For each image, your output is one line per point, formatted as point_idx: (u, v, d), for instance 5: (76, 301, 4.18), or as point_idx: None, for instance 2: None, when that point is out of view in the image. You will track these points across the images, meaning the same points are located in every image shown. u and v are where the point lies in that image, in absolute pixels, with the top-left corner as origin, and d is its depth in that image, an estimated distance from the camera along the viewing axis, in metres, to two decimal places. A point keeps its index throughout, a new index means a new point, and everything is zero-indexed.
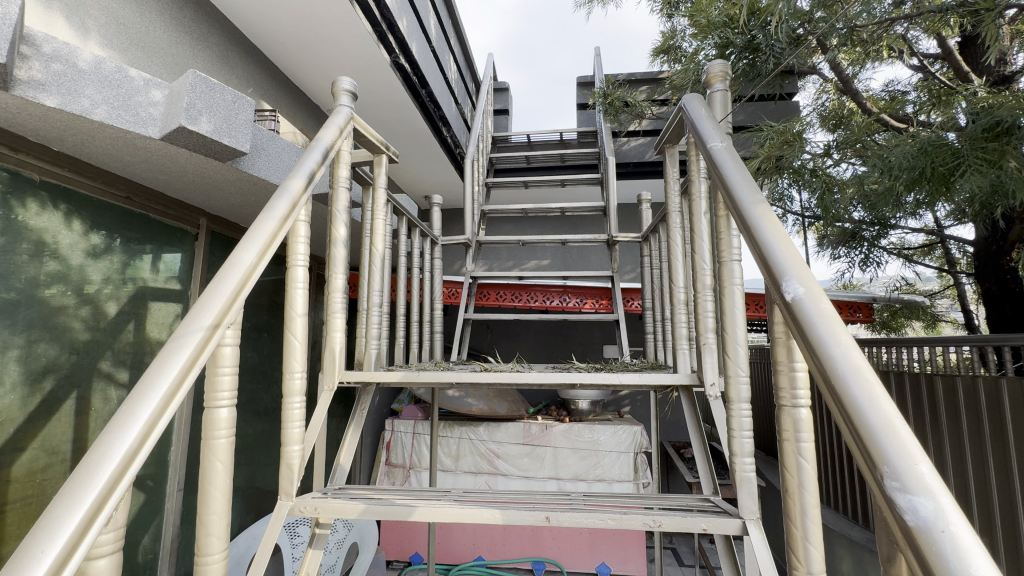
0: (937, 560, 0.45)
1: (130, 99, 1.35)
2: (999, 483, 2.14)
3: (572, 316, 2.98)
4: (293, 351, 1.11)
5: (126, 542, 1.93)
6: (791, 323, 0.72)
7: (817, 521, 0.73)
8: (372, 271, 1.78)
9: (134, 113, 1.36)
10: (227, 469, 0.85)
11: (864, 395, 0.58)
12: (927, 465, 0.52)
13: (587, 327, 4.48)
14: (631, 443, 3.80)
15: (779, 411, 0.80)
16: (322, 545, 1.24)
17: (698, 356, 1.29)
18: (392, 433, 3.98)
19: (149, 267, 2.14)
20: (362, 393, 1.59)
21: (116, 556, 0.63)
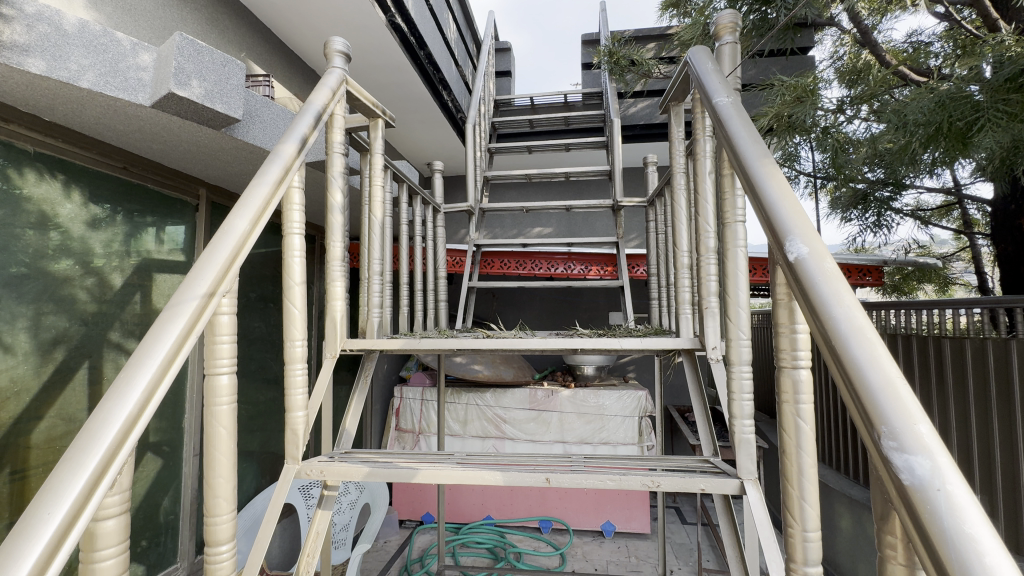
0: (932, 519, 0.45)
1: (117, 64, 1.31)
2: (1001, 441, 2.17)
3: (576, 283, 2.96)
4: (292, 319, 1.11)
5: (146, 503, 2.02)
6: (793, 283, 0.70)
7: (813, 480, 0.74)
8: (372, 239, 1.76)
9: (122, 79, 1.33)
10: (231, 435, 0.86)
11: (864, 355, 0.57)
12: (926, 424, 0.51)
13: (592, 294, 4.48)
14: (636, 407, 3.85)
15: (778, 373, 0.79)
16: (331, 506, 1.28)
17: (701, 320, 1.27)
18: (400, 399, 4.05)
19: (153, 239, 2.14)
20: (365, 361, 1.60)
21: (124, 517, 0.65)
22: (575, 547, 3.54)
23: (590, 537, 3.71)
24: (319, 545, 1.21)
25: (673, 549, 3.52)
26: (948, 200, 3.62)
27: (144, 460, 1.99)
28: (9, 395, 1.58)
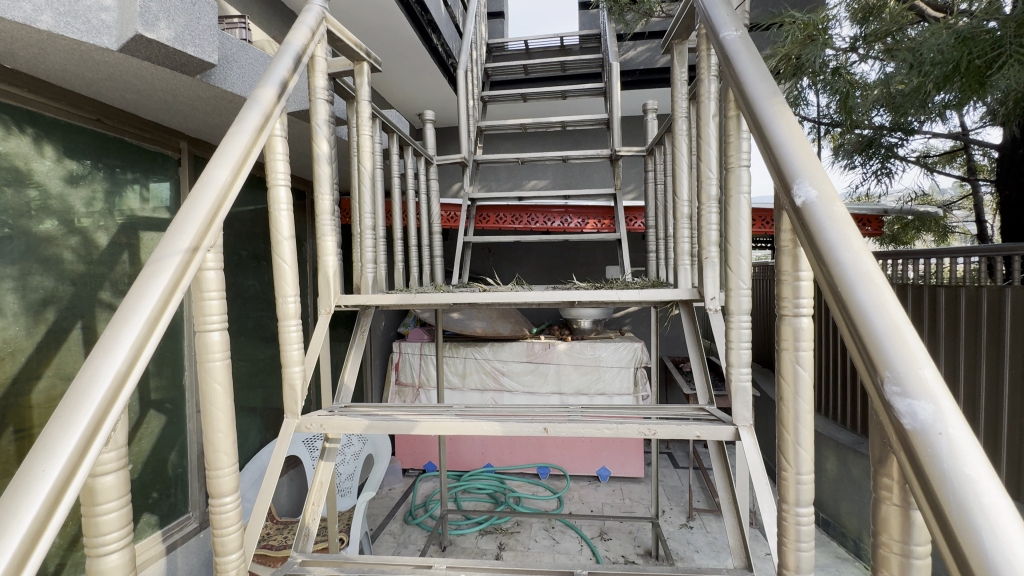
0: (932, 462, 0.45)
1: (77, 4, 1.21)
2: (987, 386, 2.23)
3: (573, 237, 2.92)
4: (283, 274, 1.08)
5: (154, 457, 2.07)
6: (799, 229, 0.68)
7: (809, 425, 0.75)
8: (362, 192, 1.71)
9: (84, 21, 1.23)
10: (227, 391, 0.86)
11: (871, 300, 0.55)
12: (930, 369, 0.50)
13: (589, 247, 4.44)
14: (632, 358, 3.92)
15: (779, 322, 0.78)
16: (333, 457, 1.30)
17: (700, 270, 1.25)
18: (399, 354, 4.10)
19: (136, 196, 2.07)
20: (361, 317, 1.59)
21: (123, 472, 0.65)
22: (571, 491, 3.70)
23: (586, 482, 3.87)
24: (322, 495, 1.24)
25: (665, 491, 3.68)
26: (954, 145, 3.53)
27: (148, 417, 2.03)
28: (4, 356, 1.58)
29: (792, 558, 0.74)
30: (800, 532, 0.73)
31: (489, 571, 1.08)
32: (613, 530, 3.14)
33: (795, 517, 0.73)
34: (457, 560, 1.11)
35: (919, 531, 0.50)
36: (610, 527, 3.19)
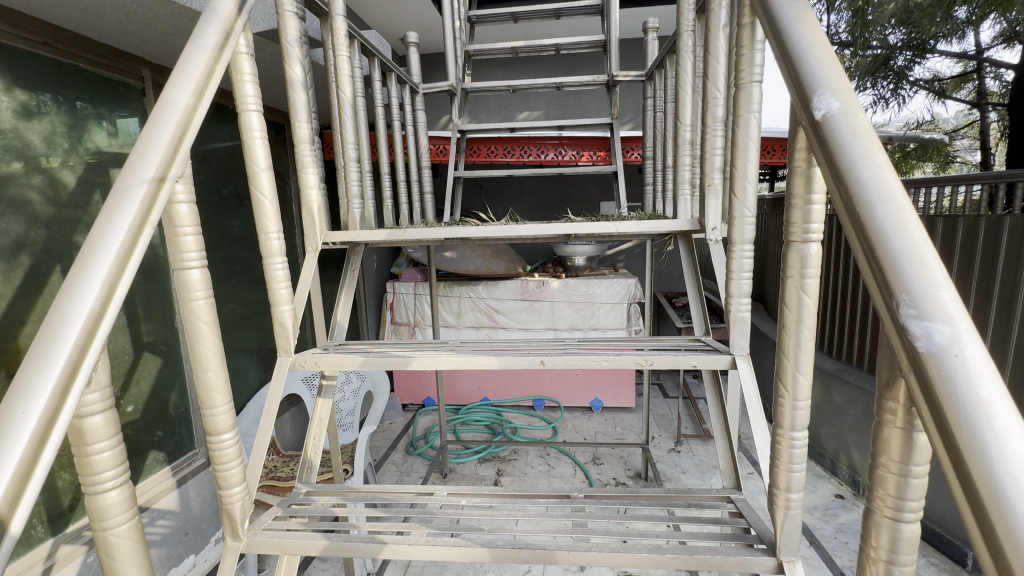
0: (944, 385, 0.43)
1: None
2: (973, 313, 2.28)
3: (568, 171, 2.82)
4: (263, 209, 1.02)
5: (154, 398, 2.09)
6: (816, 145, 0.63)
7: (810, 353, 0.74)
8: (344, 123, 1.59)
9: None
10: (214, 330, 0.83)
11: (891, 220, 0.51)
12: (949, 290, 0.47)
13: (584, 182, 4.33)
14: (625, 294, 3.94)
15: (786, 249, 0.74)
16: (331, 394, 1.31)
17: (701, 199, 1.20)
18: (393, 294, 4.09)
19: (100, 130, 1.93)
20: (351, 255, 1.54)
21: (110, 413, 0.63)
22: (565, 422, 3.85)
23: (580, 412, 4.02)
24: (323, 430, 1.26)
25: (656, 419, 3.84)
26: (967, 68, 3.36)
27: (143, 360, 2.02)
28: None
29: (784, 479, 0.78)
30: (793, 454, 0.76)
31: (488, 496, 1.13)
32: (605, 456, 3.30)
33: (789, 441, 0.76)
34: (458, 487, 1.16)
35: (920, 453, 0.50)
36: (602, 453, 3.35)
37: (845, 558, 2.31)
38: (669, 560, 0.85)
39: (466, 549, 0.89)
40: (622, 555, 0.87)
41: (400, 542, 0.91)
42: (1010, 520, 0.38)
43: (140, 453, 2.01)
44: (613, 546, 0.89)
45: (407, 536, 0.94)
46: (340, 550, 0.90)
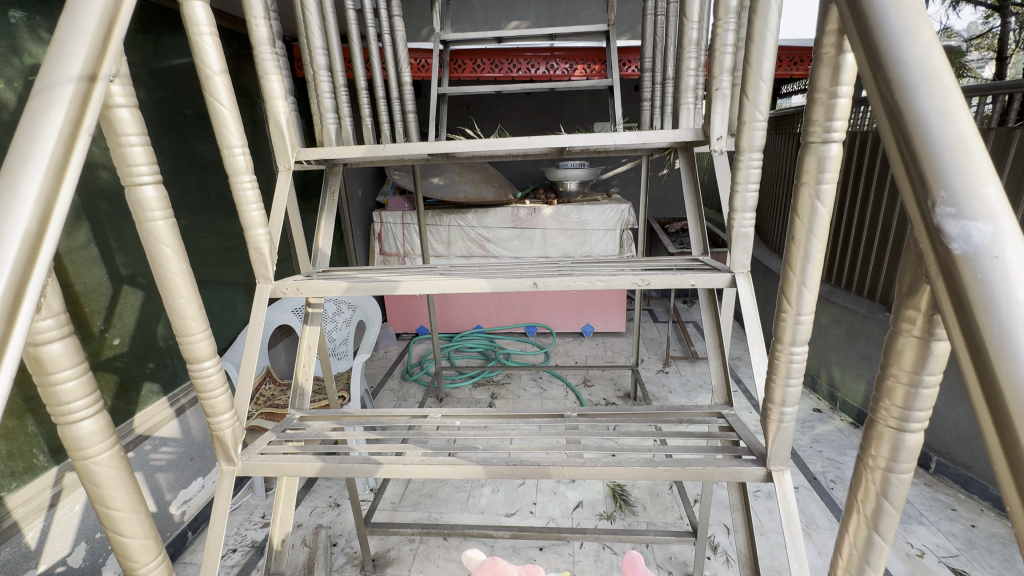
0: (978, 289, 0.39)
1: None
2: None
3: (561, 86, 2.63)
4: (223, 121, 0.91)
5: (141, 332, 2.06)
6: (849, 24, 0.54)
7: (818, 265, 0.70)
8: (310, 25, 1.42)
9: None
10: (179, 254, 0.76)
11: (935, 107, 0.44)
12: (994, 185, 0.42)
13: (577, 101, 4.11)
14: (618, 220, 3.87)
15: (803, 152, 0.67)
16: (318, 322, 1.28)
17: (707, 105, 1.10)
18: (381, 224, 3.97)
19: (34, 39, 1.71)
20: (329, 177, 1.44)
21: (69, 341, 0.58)
22: (557, 347, 3.94)
23: (571, 338, 4.10)
24: (313, 357, 1.24)
25: (645, 343, 3.93)
26: None
27: (123, 293, 1.96)
28: None
29: (779, 394, 0.78)
30: (791, 370, 0.75)
31: (482, 417, 1.13)
32: (596, 378, 3.41)
33: (788, 356, 0.74)
34: (452, 409, 1.16)
35: (935, 362, 0.48)
36: (593, 375, 3.46)
37: (818, 465, 2.47)
38: (660, 472, 0.87)
39: (461, 467, 0.91)
40: (615, 470, 0.89)
41: (395, 462, 0.92)
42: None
43: (134, 385, 2.01)
44: (607, 460, 0.91)
45: (402, 456, 0.95)
46: (337, 472, 0.91)
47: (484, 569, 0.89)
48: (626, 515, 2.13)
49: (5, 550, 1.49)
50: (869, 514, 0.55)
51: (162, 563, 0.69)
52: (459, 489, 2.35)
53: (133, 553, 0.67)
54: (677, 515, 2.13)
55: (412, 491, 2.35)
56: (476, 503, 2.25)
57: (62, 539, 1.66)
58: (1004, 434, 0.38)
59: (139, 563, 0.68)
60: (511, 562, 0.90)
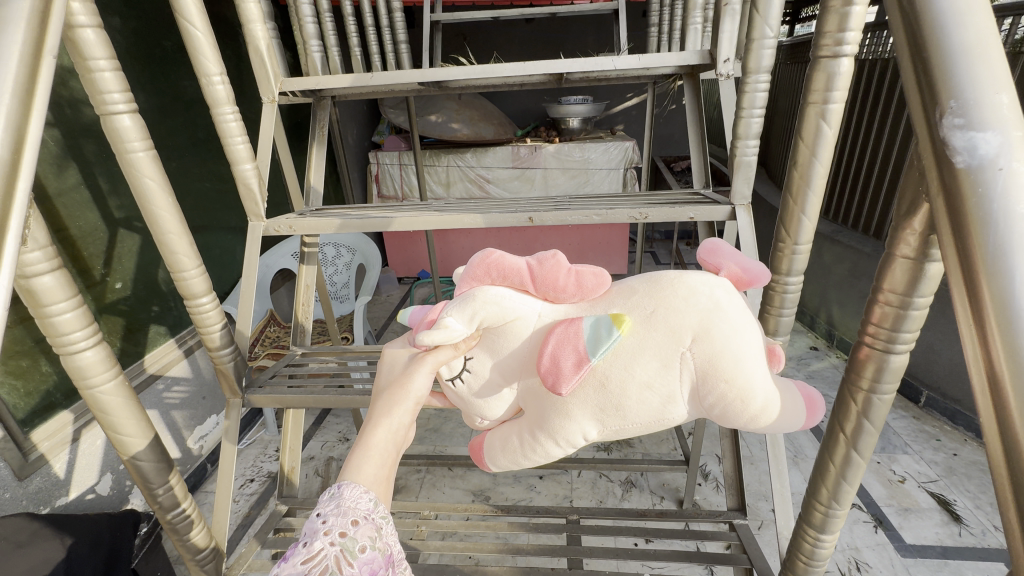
0: (980, 207, 0.38)
1: None
2: None
3: (563, 12, 2.44)
4: (197, 45, 0.89)
5: (142, 273, 2.05)
6: None
7: (819, 191, 0.69)
8: None
9: None
10: (163, 187, 0.77)
11: (963, 43, 0.41)
12: (1010, 93, 0.39)
13: (581, 28, 3.84)
14: (621, 159, 3.64)
15: (801, 114, 0.67)
16: (315, 261, 1.29)
17: (715, 23, 1.03)
18: (377, 166, 3.68)
19: None
20: (317, 111, 1.36)
21: (62, 273, 0.60)
22: None
23: None
24: (311, 296, 1.27)
25: None
26: None
27: (120, 236, 1.93)
28: None
29: (772, 326, 0.80)
30: (784, 300, 0.77)
31: None
32: None
33: (783, 286, 0.76)
34: None
35: (929, 285, 0.48)
36: None
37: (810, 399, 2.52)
38: None
39: None
40: None
41: None
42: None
43: (140, 327, 2.04)
44: None
45: None
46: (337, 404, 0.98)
47: (483, 268, 0.70)
48: (623, 447, 2.23)
49: (36, 479, 1.56)
50: (850, 435, 0.57)
51: (172, 485, 0.76)
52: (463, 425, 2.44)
53: (147, 475, 0.73)
54: (672, 447, 2.22)
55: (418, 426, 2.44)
56: None
57: (88, 470, 1.73)
58: (988, 362, 0.38)
59: (152, 483, 0.74)
60: (516, 255, 0.70)
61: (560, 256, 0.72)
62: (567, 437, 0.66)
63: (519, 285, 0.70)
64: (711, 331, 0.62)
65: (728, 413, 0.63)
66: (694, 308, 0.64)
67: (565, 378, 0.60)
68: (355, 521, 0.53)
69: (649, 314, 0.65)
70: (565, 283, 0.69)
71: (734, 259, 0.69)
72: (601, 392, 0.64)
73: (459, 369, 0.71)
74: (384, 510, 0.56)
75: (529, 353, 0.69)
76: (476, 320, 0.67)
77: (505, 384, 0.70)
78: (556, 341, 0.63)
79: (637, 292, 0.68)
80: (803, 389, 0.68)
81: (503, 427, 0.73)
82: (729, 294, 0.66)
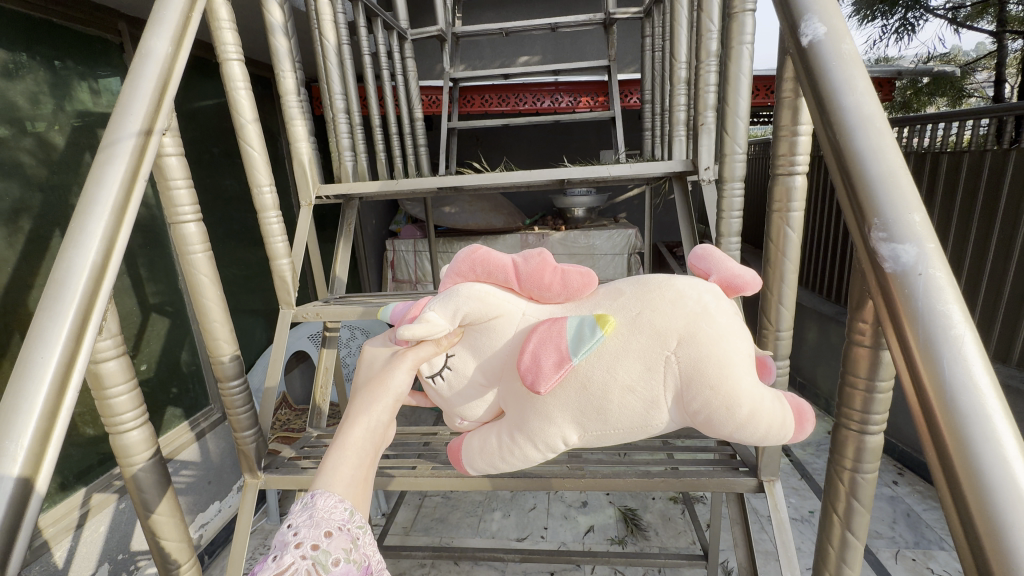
0: (908, 303, 0.45)
1: None
2: (993, 271, 2.25)
3: (566, 119, 2.73)
4: (253, 161, 1.05)
5: (166, 355, 2.14)
6: (802, 75, 0.61)
7: (793, 285, 0.79)
8: (329, 72, 1.59)
9: None
10: (213, 282, 0.88)
11: (879, 173, 0.50)
12: (921, 213, 0.48)
13: (583, 130, 4.23)
14: (625, 245, 3.82)
15: (769, 223, 0.78)
16: (335, 345, 1.37)
17: (694, 139, 1.19)
18: (393, 252, 3.90)
19: (86, 91, 1.98)
20: (346, 210, 1.53)
21: (123, 359, 0.69)
22: None
23: None
24: (329, 378, 1.34)
25: None
26: None
27: (151, 320, 2.06)
28: None
29: None
30: None
31: None
32: None
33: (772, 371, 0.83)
34: None
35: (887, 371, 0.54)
36: None
37: None
38: (655, 483, 0.95)
39: (468, 479, 1.00)
40: (614, 481, 0.97)
41: (408, 475, 1.02)
42: (966, 444, 0.40)
43: (157, 409, 2.08)
44: (604, 474, 0.98)
45: (414, 470, 1.06)
46: None
47: (475, 264, 0.76)
48: (638, 540, 2.12)
49: (35, 568, 1.53)
50: (843, 515, 0.60)
51: (189, 566, 0.78)
52: (470, 514, 2.35)
53: (171, 554, 0.76)
54: (690, 540, 2.11)
55: (423, 515, 2.36)
56: (486, 528, 2.24)
57: (86, 560, 1.69)
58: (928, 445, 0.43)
59: (174, 563, 0.77)
60: (502, 252, 0.76)
61: (546, 255, 0.76)
62: (546, 440, 0.70)
63: (505, 284, 0.76)
64: (697, 334, 0.66)
65: (715, 419, 0.64)
66: (683, 314, 0.68)
67: (543, 378, 0.64)
68: (329, 532, 0.55)
69: (635, 319, 0.69)
70: (547, 283, 0.74)
71: (723, 265, 0.75)
72: (578, 391, 0.69)
73: (440, 367, 0.75)
74: (360, 521, 0.59)
75: (511, 353, 0.73)
76: (458, 316, 0.71)
77: (486, 385, 0.75)
78: (536, 342, 0.66)
79: (624, 294, 0.72)
80: (795, 402, 0.69)
81: (483, 428, 0.76)
82: (718, 299, 0.70)
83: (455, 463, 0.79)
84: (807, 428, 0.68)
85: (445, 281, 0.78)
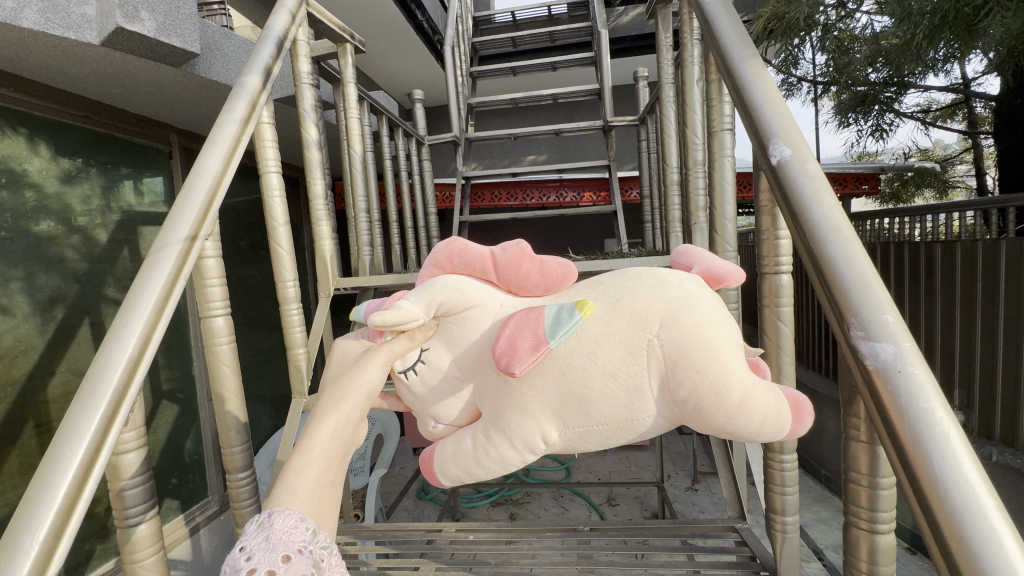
0: (893, 398, 0.48)
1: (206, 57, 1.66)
2: (1005, 359, 2.19)
3: (570, 211, 2.90)
4: (281, 259, 1.14)
5: (171, 445, 2.13)
6: (775, 187, 0.69)
7: (791, 379, 0.83)
8: (354, 177, 1.76)
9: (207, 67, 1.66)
10: (234, 372, 0.92)
11: (852, 277, 0.56)
12: (895, 313, 0.53)
13: (587, 221, 4.45)
14: None
15: (762, 322, 0.84)
16: None
17: (690, 237, 1.27)
18: None
19: (132, 192, 2.18)
20: (361, 299, 1.60)
21: (143, 451, 0.72)
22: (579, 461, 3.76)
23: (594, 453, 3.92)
24: None
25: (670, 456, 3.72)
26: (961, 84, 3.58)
27: (161, 408, 2.07)
28: (16, 353, 1.70)
29: None
30: None
31: (495, 532, 1.12)
32: (620, 495, 3.11)
33: None
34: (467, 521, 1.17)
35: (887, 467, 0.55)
36: (617, 493, 3.12)
37: None
38: None
39: None
40: None
41: None
42: (967, 542, 0.40)
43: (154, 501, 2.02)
44: None
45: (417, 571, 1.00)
46: None
47: (453, 257, 0.79)
48: None
49: None
50: None
51: None
52: None
53: None
54: None
55: None
56: None
57: None
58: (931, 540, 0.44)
59: None
60: (479, 244, 0.78)
61: (524, 247, 0.78)
62: (525, 437, 0.68)
63: (482, 276, 0.78)
64: (680, 316, 0.67)
65: (704, 402, 0.64)
66: (667, 297, 0.69)
67: (518, 359, 0.64)
68: (287, 555, 0.54)
69: (614, 304, 0.70)
70: (523, 276, 0.77)
71: (704, 258, 0.77)
72: (555, 384, 0.68)
73: (413, 363, 0.75)
74: (323, 541, 0.58)
75: (486, 345, 0.73)
76: (434, 306, 0.73)
77: (461, 380, 0.74)
78: (511, 328, 0.67)
79: (604, 285, 0.74)
80: (790, 395, 0.71)
81: (457, 431, 0.74)
82: (700, 286, 0.71)
83: (428, 475, 0.75)
84: (805, 418, 0.69)
85: (423, 273, 0.80)
